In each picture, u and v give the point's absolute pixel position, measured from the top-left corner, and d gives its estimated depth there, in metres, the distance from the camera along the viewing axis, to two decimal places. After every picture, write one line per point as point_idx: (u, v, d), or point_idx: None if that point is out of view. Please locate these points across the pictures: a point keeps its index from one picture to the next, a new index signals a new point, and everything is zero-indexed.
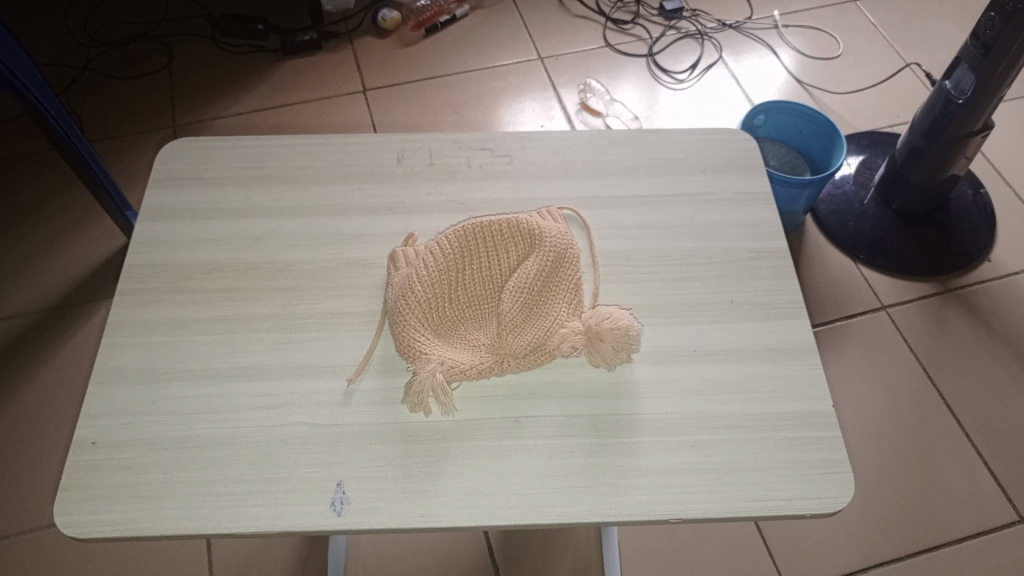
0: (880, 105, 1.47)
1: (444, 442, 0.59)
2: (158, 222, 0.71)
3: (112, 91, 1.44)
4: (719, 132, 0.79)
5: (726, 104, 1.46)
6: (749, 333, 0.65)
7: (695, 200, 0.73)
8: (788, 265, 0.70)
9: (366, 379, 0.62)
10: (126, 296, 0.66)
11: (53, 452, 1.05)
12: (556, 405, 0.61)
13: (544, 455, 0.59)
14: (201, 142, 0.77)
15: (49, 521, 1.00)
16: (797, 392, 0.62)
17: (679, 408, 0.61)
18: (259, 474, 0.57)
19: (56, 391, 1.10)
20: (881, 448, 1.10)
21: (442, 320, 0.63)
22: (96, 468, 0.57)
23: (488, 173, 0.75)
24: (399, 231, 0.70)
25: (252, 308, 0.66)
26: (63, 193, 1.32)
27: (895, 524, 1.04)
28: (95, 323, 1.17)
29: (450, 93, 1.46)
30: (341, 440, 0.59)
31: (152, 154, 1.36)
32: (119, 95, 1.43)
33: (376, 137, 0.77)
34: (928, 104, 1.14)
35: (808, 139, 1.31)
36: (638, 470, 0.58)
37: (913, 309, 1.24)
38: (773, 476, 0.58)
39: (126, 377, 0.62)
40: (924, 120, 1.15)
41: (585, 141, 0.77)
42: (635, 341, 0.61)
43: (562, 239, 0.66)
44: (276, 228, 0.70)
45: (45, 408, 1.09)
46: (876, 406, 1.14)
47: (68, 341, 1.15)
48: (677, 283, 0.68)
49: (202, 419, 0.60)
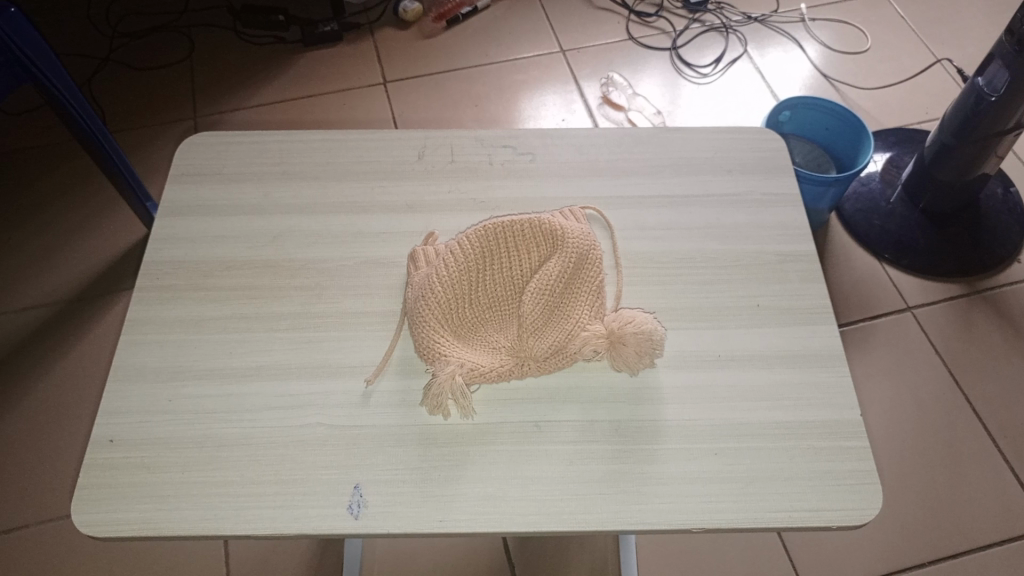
0: (908, 101, 1.44)
1: (463, 446, 0.58)
2: (177, 217, 0.70)
3: (133, 82, 1.44)
4: (747, 131, 0.77)
5: (750, 100, 1.44)
6: (775, 338, 0.64)
7: (721, 201, 0.72)
8: (817, 268, 0.68)
9: (384, 380, 0.61)
10: (144, 293, 0.66)
11: (70, 443, 1.06)
12: (577, 409, 0.60)
13: (564, 461, 0.58)
14: (222, 137, 0.76)
15: (64, 511, 1.00)
16: (824, 400, 0.61)
17: (703, 415, 0.60)
18: (276, 475, 0.57)
19: (74, 382, 1.11)
20: (905, 452, 1.08)
21: (462, 321, 0.62)
22: (114, 467, 0.57)
23: (509, 171, 0.73)
24: (418, 230, 0.70)
25: (271, 307, 0.65)
26: (84, 184, 1.32)
27: (918, 530, 1.02)
28: (115, 315, 1.17)
29: (470, 87, 1.44)
30: (359, 442, 0.58)
31: (172, 145, 1.36)
32: (141, 86, 1.43)
33: (397, 134, 0.76)
34: (959, 100, 1.11)
35: (833, 135, 1.28)
36: (660, 478, 0.57)
37: (939, 310, 1.21)
38: (798, 487, 0.57)
39: (144, 374, 0.62)
40: (955, 117, 1.12)
41: (609, 139, 0.76)
42: (659, 346, 0.60)
43: (585, 240, 0.65)
44: (296, 225, 0.70)
45: (64, 399, 1.09)
46: (901, 409, 1.12)
47: (86, 332, 1.15)
48: (701, 287, 0.66)
49: (220, 419, 0.59)
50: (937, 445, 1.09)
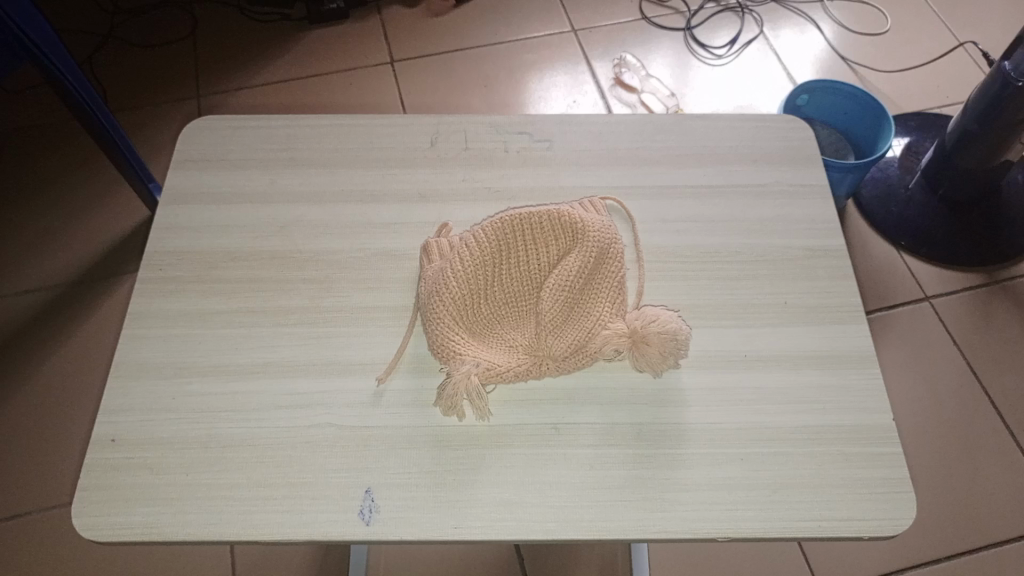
0: (929, 85, 1.40)
1: (479, 449, 0.56)
2: (181, 205, 0.68)
3: (136, 60, 1.40)
4: (773, 119, 0.74)
5: (766, 83, 1.40)
6: (804, 338, 0.61)
7: (746, 192, 0.69)
8: (847, 264, 0.65)
9: (396, 379, 0.59)
10: (146, 285, 0.63)
11: (72, 430, 1.04)
12: (597, 411, 0.58)
13: (584, 466, 0.55)
14: (226, 121, 0.73)
15: (65, 499, 0.98)
16: (854, 403, 0.58)
17: (728, 419, 0.57)
18: (284, 478, 0.55)
19: (76, 368, 1.09)
20: (923, 446, 1.06)
21: (477, 318, 0.59)
22: (115, 468, 0.55)
23: (525, 159, 0.70)
24: (431, 221, 0.67)
25: (278, 300, 0.63)
26: (86, 164, 1.29)
27: (936, 526, 1.00)
28: (117, 298, 1.15)
29: (479, 67, 1.41)
30: (370, 444, 0.56)
31: (175, 124, 1.33)
32: (143, 64, 1.40)
33: (408, 119, 0.73)
34: (984, 86, 1.08)
35: (852, 120, 1.25)
36: (683, 484, 0.55)
37: (958, 301, 1.18)
38: (827, 495, 0.54)
39: (147, 370, 0.59)
40: (979, 103, 1.09)
41: (629, 126, 0.73)
42: (684, 347, 0.57)
43: (606, 234, 0.62)
44: (303, 215, 0.67)
45: (65, 384, 1.07)
46: (918, 403, 1.10)
47: (88, 317, 1.13)
48: (726, 283, 0.64)
49: (225, 419, 0.57)
50: (955, 439, 1.06)
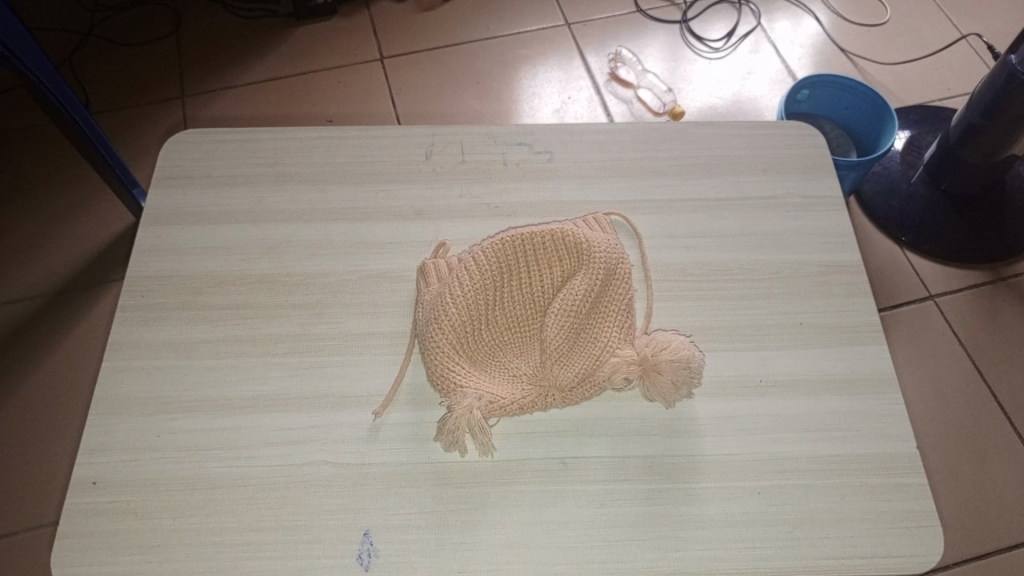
0: (931, 77, 1.37)
1: (483, 486, 0.53)
2: (162, 226, 0.64)
3: (116, 59, 1.35)
4: (784, 125, 0.70)
5: (764, 77, 1.36)
6: (821, 360, 0.58)
7: (758, 204, 0.65)
8: (864, 281, 0.62)
9: (393, 413, 0.56)
10: (128, 313, 0.60)
11: (59, 445, 1.00)
12: (607, 443, 0.55)
13: (594, 504, 0.53)
14: (208, 133, 0.69)
15: (52, 519, 0.94)
16: (876, 431, 0.55)
17: (745, 449, 0.55)
18: (276, 521, 0.52)
19: (62, 378, 1.04)
20: (934, 450, 1.03)
21: (478, 346, 0.56)
22: (96, 513, 0.52)
23: (525, 171, 0.67)
24: (428, 239, 0.64)
25: (267, 328, 0.59)
26: (65, 166, 1.23)
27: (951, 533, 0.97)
28: (105, 308, 1.10)
29: (472, 62, 1.37)
30: (367, 484, 0.53)
31: (158, 127, 1.28)
32: (124, 64, 1.35)
33: (402, 130, 0.70)
34: (988, 80, 1.05)
35: (854, 115, 1.21)
36: (698, 520, 0.52)
37: (963, 300, 1.15)
38: (851, 530, 0.52)
39: (129, 406, 0.56)
40: (982, 97, 1.06)
41: (634, 135, 0.69)
42: (696, 375, 0.54)
43: (613, 253, 0.59)
44: (293, 234, 0.64)
45: (48, 397, 1.03)
46: (926, 405, 1.07)
47: (73, 328, 1.08)
48: (740, 303, 0.61)
49: (213, 457, 0.54)
50: (966, 442, 1.04)
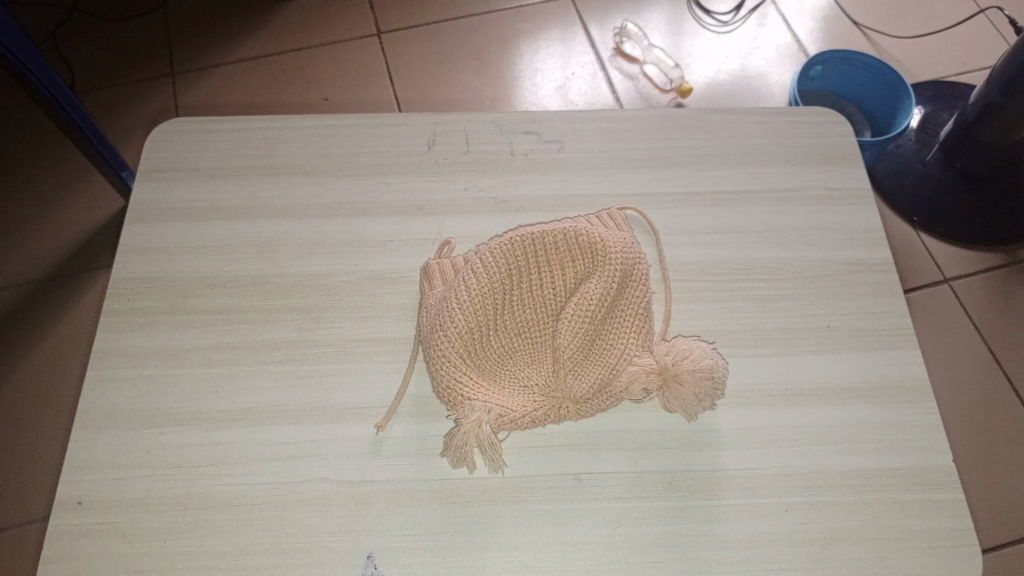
0: (946, 52, 1.27)
1: (493, 504, 0.50)
2: (148, 223, 0.60)
3: (100, 27, 1.26)
4: (808, 112, 0.66)
5: (774, 52, 1.27)
6: (850, 366, 0.55)
7: (781, 197, 0.61)
8: (895, 281, 0.59)
9: (396, 425, 0.53)
10: (112, 318, 0.56)
11: (48, 435, 0.93)
12: (624, 457, 0.51)
13: (611, 522, 0.50)
14: (193, 121, 0.65)
15: (41, 514, 0.89)
16: (910, 443, 0.52)
17: (772, 463, 0.51)
18: (274, 542, 0.49)
19: (47, 372, 0.97)
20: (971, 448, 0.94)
21: (487, 354, 0.53)
22: (81, 535, 0.49)
23: (532, 163, 0.63)
24: (431, 237, 0.60)
25: (262, 334, 0.56)
26: (47, 140, 1.14)
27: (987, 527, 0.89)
28: (89, 300, 1.02)
29: (470, 37, 1.27)
30: (370, 502, 0.50)
31: (142, 101, 1.21)
32: (108, 33, 1.26)
33: (401, 117, 0.65)
34: (1013, 51, 0.93)
35: (868, 92, 1.15)
36: (722, 541, 0.49)
37: (981, 284, 1.06)
38: (883, 550, 0.49)
39: (116, 419, 0.52)
40: (1006, 70, 0.94)
41: (648, 122, 0.65)
42: (720, 386, 0.52)
43: (629, 252, 0.55)
44: (288, 232, 0.60)
45: (30, 392, 0.96)
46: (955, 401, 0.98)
47: (58, 320, 1.00)
48: (763, 305, 0.57)
49: (205, 474, 0.51)
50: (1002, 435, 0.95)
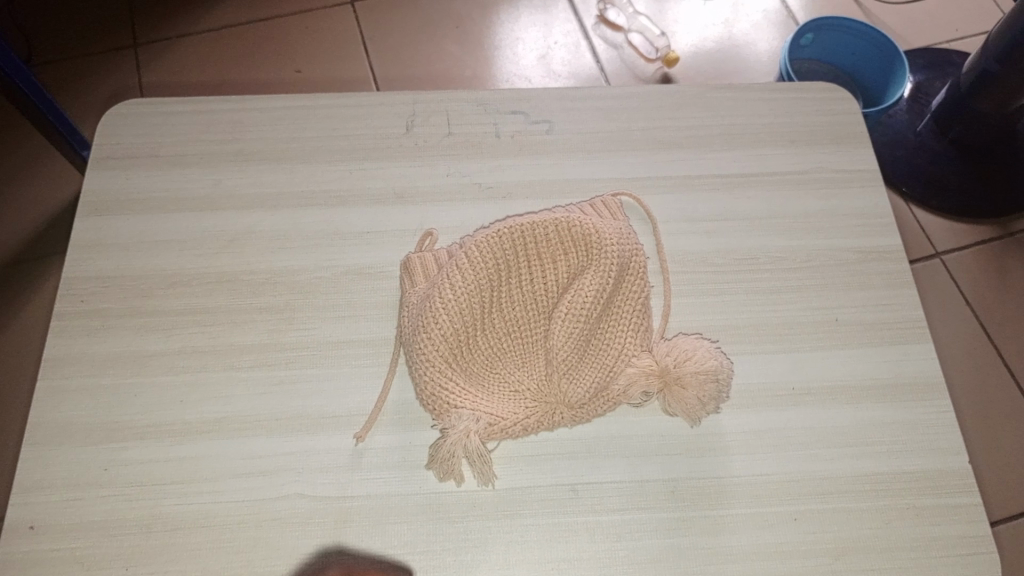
0: (939, 16, 1.21)
1: (484, 520, 0.46)
2: (102, 216, 0.55)
3: None
4: (813, 88, 0.62)
5: (762, 17, 1.21)
6: (861, 363, 0.52)
7: (786, 180, 0.58)
8: (906, 270, 0.55)
9: (378, 436, 0.49)
10: (64, 321, 0.51)
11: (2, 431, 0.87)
12: (622, 465, 0.48)
13: (611, 537, 0.46)
14: (149, 103, 0.59)
15: None
16: (925, 444, 0.49)
17: (780, 468, 0.48)
18: (247, 566, 0.45)
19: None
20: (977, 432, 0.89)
21: (475, 356, 0.49)
22: (34, 563, 0.45)
23: (520, 146, 0.58)
24: (412, 228, 0.56)
25: (231, 337, 0.51)
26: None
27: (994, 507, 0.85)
28: (44, 294, 0.94)
29: (447, 4, 1.20)
30: (352, 519, 0.46)
31: (98, 72, 1.12)
32: None
33: (377, 96, 0.60)
34: (1014, 14, 0.85)
35: (860, 61, 1.10)
36: (727, 554, 0.46)
37: (973, 258, 1.00)
38: (898, 560, 0.46)
39: (70, 435, 0.48)
40: (1005, 35, 0.86)
41: (643, 101, 0.60)
42: (724, 389, 0.49)
43: (625, 243, 0.51)
44: (257, 224, 0.55)
45: None
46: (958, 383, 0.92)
47: (10, 314, 0.93)
48: (768, 298, 0.53)
49: (171, 493, 0.47)
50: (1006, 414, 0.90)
